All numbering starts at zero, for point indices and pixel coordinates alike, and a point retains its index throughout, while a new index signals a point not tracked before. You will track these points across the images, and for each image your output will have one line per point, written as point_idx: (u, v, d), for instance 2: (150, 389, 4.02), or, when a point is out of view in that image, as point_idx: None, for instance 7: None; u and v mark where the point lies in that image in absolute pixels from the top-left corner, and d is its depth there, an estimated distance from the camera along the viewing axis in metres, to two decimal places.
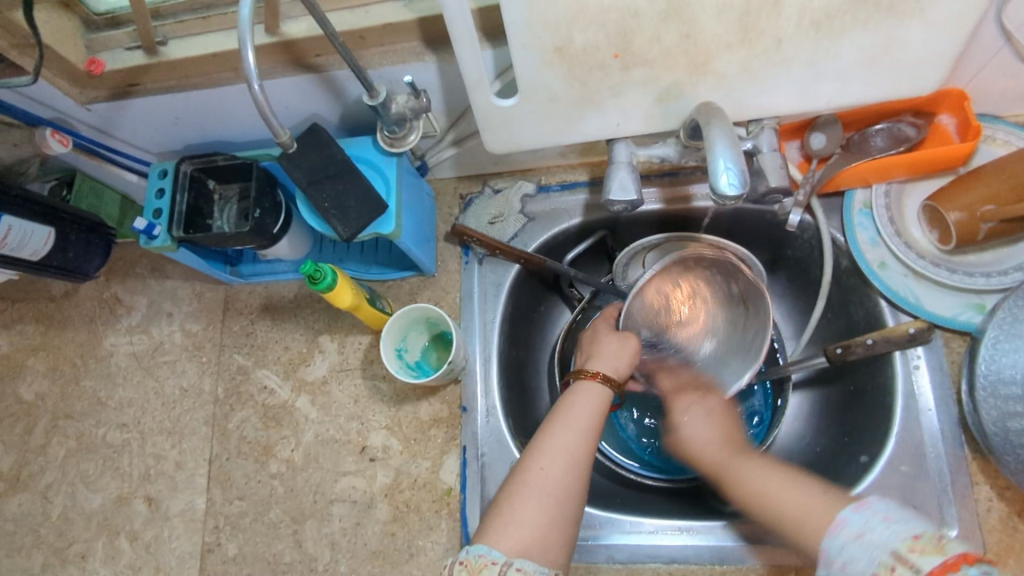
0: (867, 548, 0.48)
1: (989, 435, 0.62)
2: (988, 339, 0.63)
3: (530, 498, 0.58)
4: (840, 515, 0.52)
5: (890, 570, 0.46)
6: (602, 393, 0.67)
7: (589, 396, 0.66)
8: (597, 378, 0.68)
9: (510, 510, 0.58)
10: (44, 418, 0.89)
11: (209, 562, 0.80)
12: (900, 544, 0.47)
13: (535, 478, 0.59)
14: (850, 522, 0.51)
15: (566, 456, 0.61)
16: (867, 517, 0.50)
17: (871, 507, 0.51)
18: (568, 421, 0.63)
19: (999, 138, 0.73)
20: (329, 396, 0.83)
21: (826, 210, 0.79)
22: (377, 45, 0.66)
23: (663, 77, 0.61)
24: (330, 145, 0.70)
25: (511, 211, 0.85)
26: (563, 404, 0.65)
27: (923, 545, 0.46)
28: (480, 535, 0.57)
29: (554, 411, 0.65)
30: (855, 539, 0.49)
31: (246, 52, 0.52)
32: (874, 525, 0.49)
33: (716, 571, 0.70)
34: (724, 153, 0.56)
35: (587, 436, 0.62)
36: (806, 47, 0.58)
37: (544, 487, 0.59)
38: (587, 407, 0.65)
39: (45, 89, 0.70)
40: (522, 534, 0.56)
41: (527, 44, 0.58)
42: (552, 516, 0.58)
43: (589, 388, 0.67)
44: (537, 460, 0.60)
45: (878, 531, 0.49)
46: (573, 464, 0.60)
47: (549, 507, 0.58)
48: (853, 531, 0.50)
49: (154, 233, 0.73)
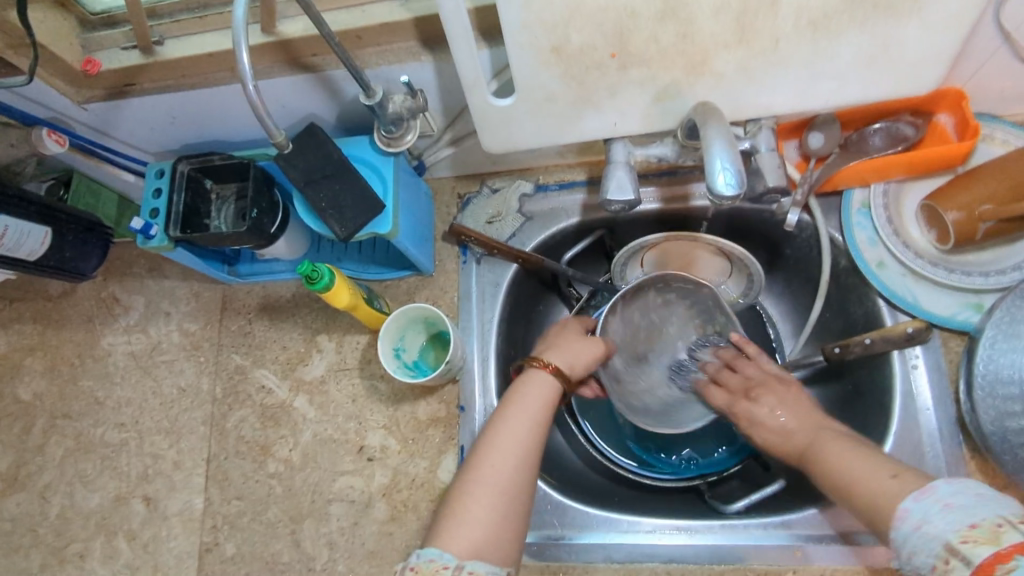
0: (925, 541, 0.46)
1: (987, 434, 0.62)
2: (986, 339, 0.63)
3: (481, 497, 0.57)
4: (902, 503, 0.49)
5: (945, 563, 0.45)
6: (553, 383, 0.66)
7: (539, 388, 0.65)
8: (548, 370, 0.67)
9: (461, 511, 0.56)
10: (42, 418, 0.89)
11: (207, 562, 0.80)
12: (954, 536, 0.45)
13: (485, 474, 0.58)
14: (912, 512, 0.48)
15: (516, 451, 0.60)
16: (927, 505, 0.47)
17: (932, 494, 0.48)
18: (517, 413, 0.62)
19: (997, 138, 0.73)
20: (327, 395, 0.83)
21: (824, 210, 0.78)
22: (374, 45, 0.66)
23: (660, 77, 0.61)
24: (327, 145, 0.70)
25: (509, 210, 0.85)
26: (512, 395, 0.65)
27: (978, 536, 0.44)
28: (431, 539, 0.55)
29: (503, 403, 0.64)
30: (916, 530, 0.47)
31: (241, 52, 0.52)
32: (933, 514, 0.47)
33: (715, 571, 0.70)
34: (721, 153, 0.55)
35: (535, 427, 0.62)
36: (803, 46, 0.58)
37: (496, 484, 0.57)
38: (537, 398, 0.64)
39: (41, 89, 0.69)
40: (474, 535, 0.55)
41: (523, 44, 0.58)
42: (503, 513, 0.56)
43: (539, 379, 0.66)
44: (486, 457, 0.59)
45: (935, 521, 0.46)
46: (522, 457, 0.60)
47: (500, 503, 0.57)
48: (914, 521, 0.47)
49: (151, 233, 0.74)
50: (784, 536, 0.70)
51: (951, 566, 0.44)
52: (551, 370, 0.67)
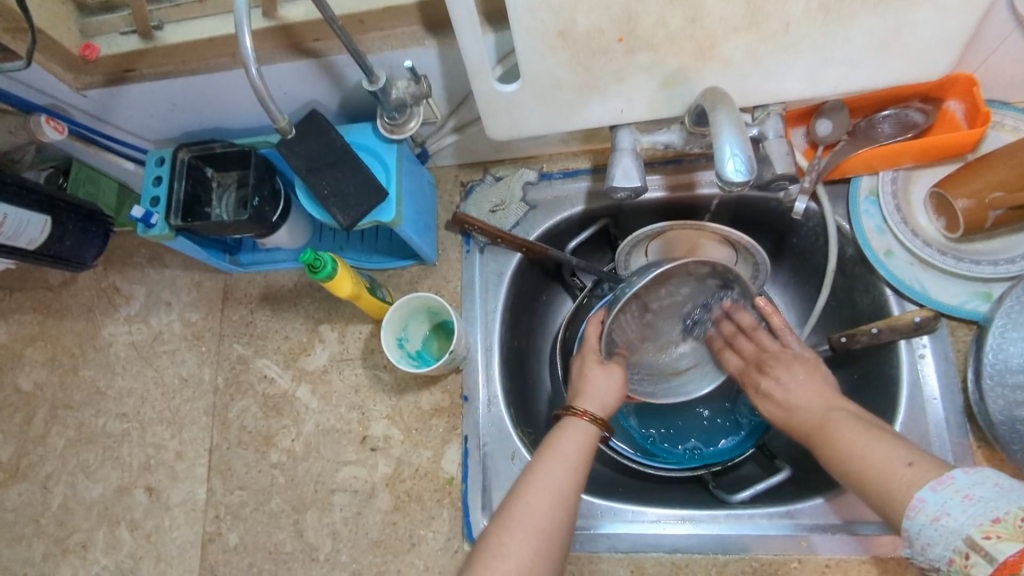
0: (944, 532, 0.47)
1: (995, 424, 0.62)
2: (995, 328, 0.63)
3: (516, 533, 0.56)
4: (918, 493, 0.50)
5: (965, 558, 0.46)
6: (590, 430, 0.65)
7: (575, 434, 0.64)
8: (584, 417, 0.65)
9: (496, 546, 0.56)
10: (43, 408, 0.89)
11: (210, 552, 0.80)
12: (976, 531, 0.46)
13: (520, 513, 0.57)
14: (928, 503, 0.49)
15: (551, 494, 0.59)
16: (946, 497, 0.48)
17: (950, 486, 0.49)
18: (555, 458, 0.61)
19: (1007, 125, 0.72)
20: (329, 385, 0.83)
21: (831, 198, 0.78)
22: (377, 30, 0.65)
23: (668, 62, 0.60)
24: (329, 131, 0.69)
25: (513, 198, 0.84)
26: (551, 440, 0.64)
27: (1002, 532, 0.45)
28: (469, 568, 0.55)
29: (542, 447, 0.63)
30: (932, 522, 0.48)
31: (243, 35, 0.52)
32: (952, 507, 0.48)
33: (718, 562, 0.70)
34: (730, 139, 0.55)
35: (573, 473, 0.60)
36: (814, 31, 0.57)
37: (531, 524, 0.57)
38: (573, 444, 0.63)
39: (39, 75, 0.69)
40: (508, 571, 0.54)
41: (529, 29, 0.57)
42: (539, 552, 0.56)
43: (575, 425, 0.65)
44: (521, 497, 0.59)
45: (955, 515, 0.47)
46: (559, 501, 0.58)
47: (535, 544, 0.56)
48: (930, 512, 0.49)
49: (152, 222, 0.72)
50: (789, 526, 0.70)
51: (971, 561, 0.46)
52: (591, 418, 0.66)
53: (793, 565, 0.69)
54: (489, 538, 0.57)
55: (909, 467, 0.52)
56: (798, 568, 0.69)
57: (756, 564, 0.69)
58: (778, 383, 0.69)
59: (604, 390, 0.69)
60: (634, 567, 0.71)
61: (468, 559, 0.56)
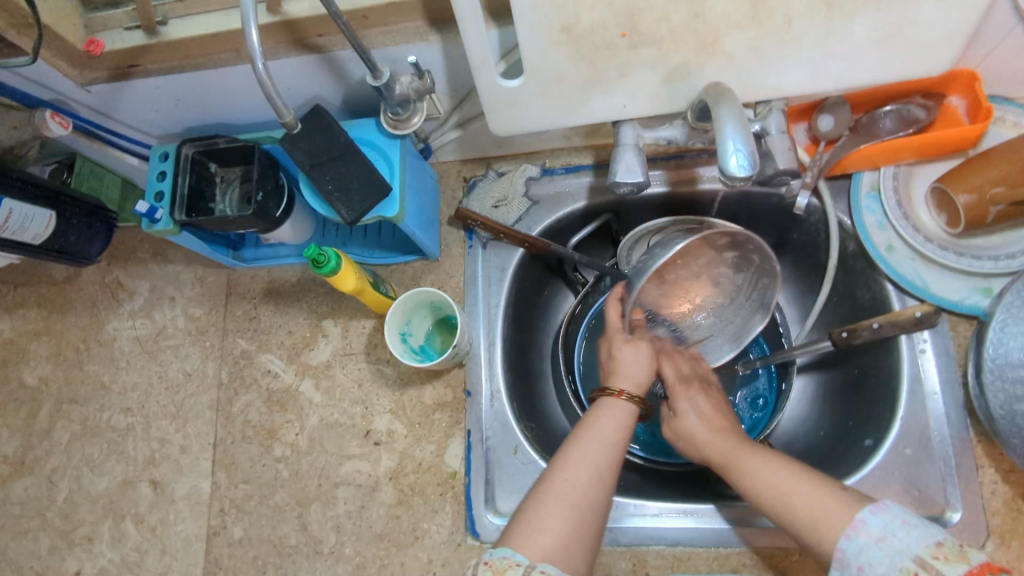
0: (889, 553, 0.50)
1: (995, 417, 0.62)
2: (996, 323, 0.63)
3: (554, 507, 0.57)
4: (857, 516, 0.52)
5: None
6: (627, 409, 0.65)
7: (614, 411, 0.64)
8: (621, 396, 0.65)
9: (532, 519, 0.57)
10: (48, 403, 0.89)
11: (215, 545, 0.80)
12: (924, 551, 0.49)
13: (558, 486, 0.58)
14: (870, 524, 0.52)
15: (589, 469, 0.59)
16: (887, 519, 0.51)
17: (890, 510, 0.52)
18: (593, 434, 0.62)
19: (1009, 120, 0.72)
20: (333, 380, 0.83)
21: (833, 193, 0.78)
22: (380, 25, 0.65)
23: (671, 58, 0.61)
24: (333, 127, 0.69)
25: (516, 194, 0.85)
26: (591, 416, 0.64)
27: (947, 554, 0.48)
28: (503, 538, 0.57)
29: (581, 423, 0.64)
30: (876, 543, 0.51)
31: (249, 30, 0.52)
32: (895, 529, 0.51)
33: (720, 555, 0.71)
34: (734, 135, 0.55)
35: (613, 449, 0.61)
36: (817, 26, 0.58)
37: (568, 498, 0.57)
38: (612, 422, 0.63)
39: (44, 70, 0.69)
40: (545, 543, 0.55)
41: (533, 24, 0.57)
42: (575, 525, 0.57)
43: (614, 403, 0.65)
44: (558, 471, 0.59)
45: (900, 536, 0.50)
46: (598, 476, 0.59)
47: (572, 518, 0.57)
48: (873, 533, 0.51)
49: (156, 217, 0.72)
50: None
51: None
52: (630, 398, 0.65)
53: (794, 557, 0.69)
54: (524, 510, 0.59)
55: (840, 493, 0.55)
56: (799, 561, 0.69)
57: (758, 557, 0.70)
58: (692, 412, 0.69)
59: (633, 368, 0.68)
60: (636, 560, 0.72)
61: (504, 530, 0.58)
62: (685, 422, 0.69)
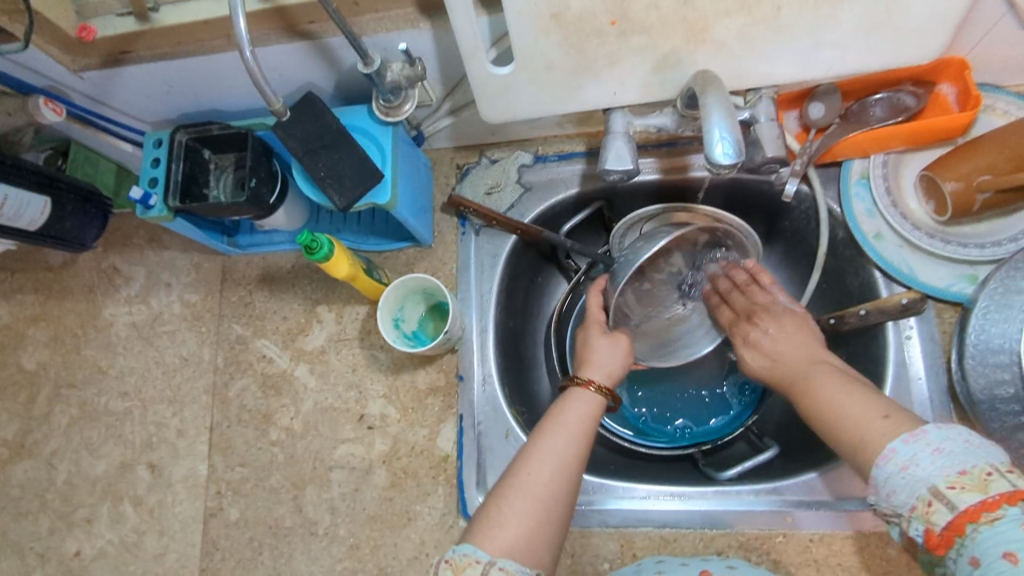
0: (911, 481, 0.47)
1: (976, 402, 0.63)
2: (979, 309, 0.64)
3: (515, 500, 0.56)
4: (889, 444, 0.50)
5: (928, 505, 0.46)
6: (595, 400, 0.66)
7: (579, 404, 0.65)
8: (590, 386, 0.67)
9: (495, 513, 0.56)
10: (46, 386, 0.90)
11: (212, 526, 0.82)
12: (941, 481, 0.46)
13: (521, 481, 0.58)
14: (899, 452, 0.48)
15: (553, 461, 0.59)
16: (916, 448, 0.48)
17: (923, 438, 0.48)
18: (557, 427, 0.62)
19: (998, 109, 0.73)
20: (327, 365, 0.84)
21: (823, 180, 0.78)
22: (370, 12, 0.65)
23: (660, 45, 0.61)
24: (325, 114, 0.69)
25: (509, 180, 0.85)
26: (556, 411, 0.64)
27: (966, 483, 0.45)
28: (468, 534, 0.56)
29: (546, 418, 0.64)
30: (901, 471, 0.48)
31: (238, 18, 0.52)
32: (922, 458, 0.47)
33: (706, 536, 0.72)
34: (720, 123, 0.55)
35: (576, 442, 0.61)
36: (805, 14, 0.58)
37: (532, 492, 0.57)
38: (577, 414, 0.64)
39: (36, 56, 0.69)
40: (506, 537, 0.54)
41: (522, 11, 0.58)
42: (538, 520, 0.56)
43: (582, 395, 0.66)
44: (523, 465, 0.59)
45: (923, 465, 0.47)
46: (561, 471, 0.59)
47: (536, 513, 0.56)
48: (900, 462, 0.48)
49: (151, 203, 0.73)
50: (776, 502, 0.72)
51: (933, 508, 0.46)
52: (597, 389, 0.67)
53: (778, 539, 0.71)
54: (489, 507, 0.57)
55: (884, 419, 0.52)
56: (784, 542, 0.70)
57: (743, 539, 0.71)
58: (766, 335, 0.68)
59: (608, 357, 0.71)
60: (624, 542, 0.73)
61: (468, 525, 0.57)
62: (775, 345, 0.67)
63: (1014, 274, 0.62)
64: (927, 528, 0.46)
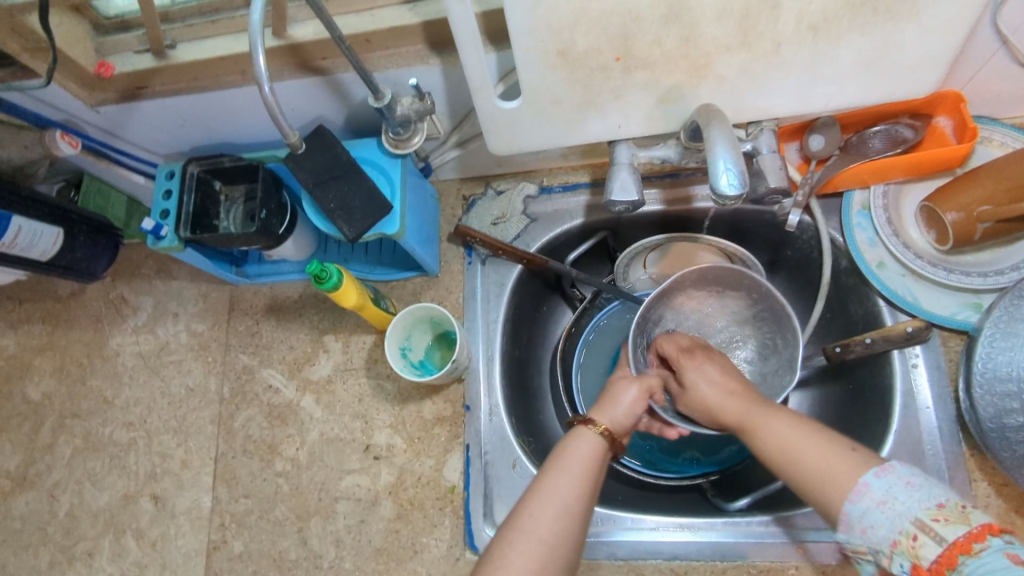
0: (891, 516, 0.46)
1: (986, 431, 0.63)
2: (984, 338, 0.64)
3: (519, 544, 0.52)
4: (861, 479, 0.49)
5: (913, 540, 0.45)
6: (597, 442, 0.60)
7: (579, 445, 0.59)
8: (591, 425, 0.61)
9: (498, 557, 0.52)
10: (51, 417, 0.90)
11: (215, 559, 0.81)
12: (924, 513, 0.45)
13: (523, 523, 0.53)
14: (873, 487, 0.48)
15: (555, 504, 0.54)
16: (890, 482, 0.47)
17: (894, 472, 0.48)
18: (560, 469, 0.57)
19: (995, 140, 0.74)
20: (333, 395, 0.84)
21: (825, 211, 0.80)
22: (382, 49, 0.68)
23: (664, 80, 0.63)
24: (335, 146, 0.71)
25: (514, 212, 0.86)
26: (558, 450, 0.60)
27: (948, 515, 0.45)
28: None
29: (550, 457, 0.59)
30: (880, 506, 0.47)
31: (256, 55, 0.53)
32: (898, 492, 0.47)
33: (718, 569, 0.71)
34: (724, 154, 0.56)
35: (580, 484, 0.56)
36: (804, 51, 0.60)
37: (534, 535, 0.53)
38: (577, 457, 0.58)
39: (55, 92, 0.71)
40: None
41: (530, 48, 0.59)
42: (543, 565, 0.52)
43: (581, 436, 0.60)
44: (525, 507, 0.55)
45: (901, 499, 0.46)
46: (566, 514, 0.54)
47: (539, 557, 0.52)
48: (876, 496, 0.47)
49: (161, 234, 0.74)
50: (786, 534, 0.71)
51: (919, 542, 0.45)
52: (600, 429, 0.61)
53: (790, 573, 0.70)
54: (492, 548, 0.54)
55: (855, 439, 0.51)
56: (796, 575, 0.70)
57: (755, 571, 0.71)
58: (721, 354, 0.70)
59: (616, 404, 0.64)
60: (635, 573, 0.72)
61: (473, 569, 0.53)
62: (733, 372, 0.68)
63: (1018, 303, 0.62)
64: (914, 564, 0.45)
